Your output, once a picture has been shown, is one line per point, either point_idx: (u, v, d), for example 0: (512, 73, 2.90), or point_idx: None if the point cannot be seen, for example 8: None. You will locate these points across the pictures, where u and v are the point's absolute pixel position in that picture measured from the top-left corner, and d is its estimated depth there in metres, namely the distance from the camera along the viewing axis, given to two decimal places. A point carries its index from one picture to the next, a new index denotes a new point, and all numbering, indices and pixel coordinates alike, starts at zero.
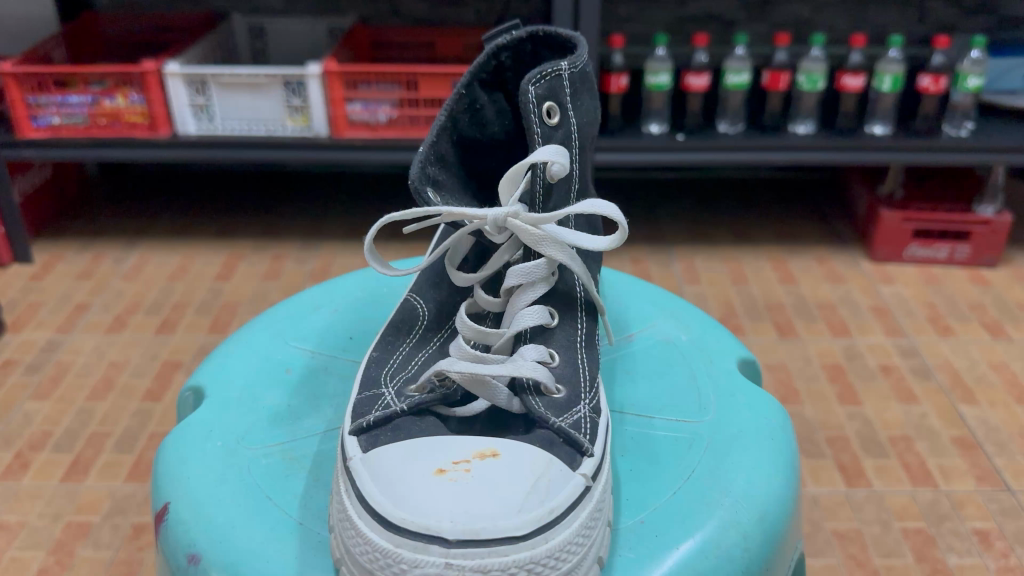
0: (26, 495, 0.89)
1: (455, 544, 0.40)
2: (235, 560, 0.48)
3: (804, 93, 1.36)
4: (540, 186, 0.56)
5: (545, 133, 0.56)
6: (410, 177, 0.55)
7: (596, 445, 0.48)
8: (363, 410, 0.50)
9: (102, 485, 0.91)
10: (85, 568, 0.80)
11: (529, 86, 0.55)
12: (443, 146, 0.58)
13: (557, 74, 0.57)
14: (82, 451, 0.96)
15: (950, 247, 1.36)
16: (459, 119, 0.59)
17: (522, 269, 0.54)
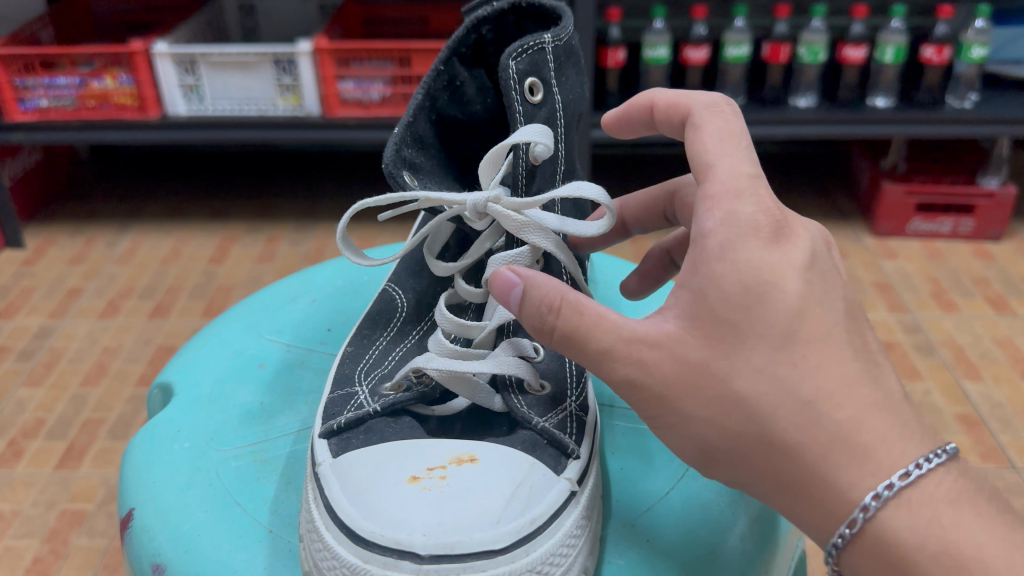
0: (18, 484, 0.87)
1: (427, 560, 0.37)
2: (200, 571, 0.46)
3: (805, 65, 1.32)
4: (523, 169, 0.53)
5: (528, 112, 0.53)
6: (384, 161, 0.52)
7: (583, 446, 0.45)
8: (335, 411, 0.47)
9: (96, 472, 0.88)
10: (80, 558, 0.78)
11: (509, 61, 0.51)
12: (420, 126, 0.55)
13: (540, 47, 0.53)
14: (76, 438, 0.93)
15: (954, 221, 1.33)
16: (437, 98, 0.56)
17: (504, 257, 0.51)
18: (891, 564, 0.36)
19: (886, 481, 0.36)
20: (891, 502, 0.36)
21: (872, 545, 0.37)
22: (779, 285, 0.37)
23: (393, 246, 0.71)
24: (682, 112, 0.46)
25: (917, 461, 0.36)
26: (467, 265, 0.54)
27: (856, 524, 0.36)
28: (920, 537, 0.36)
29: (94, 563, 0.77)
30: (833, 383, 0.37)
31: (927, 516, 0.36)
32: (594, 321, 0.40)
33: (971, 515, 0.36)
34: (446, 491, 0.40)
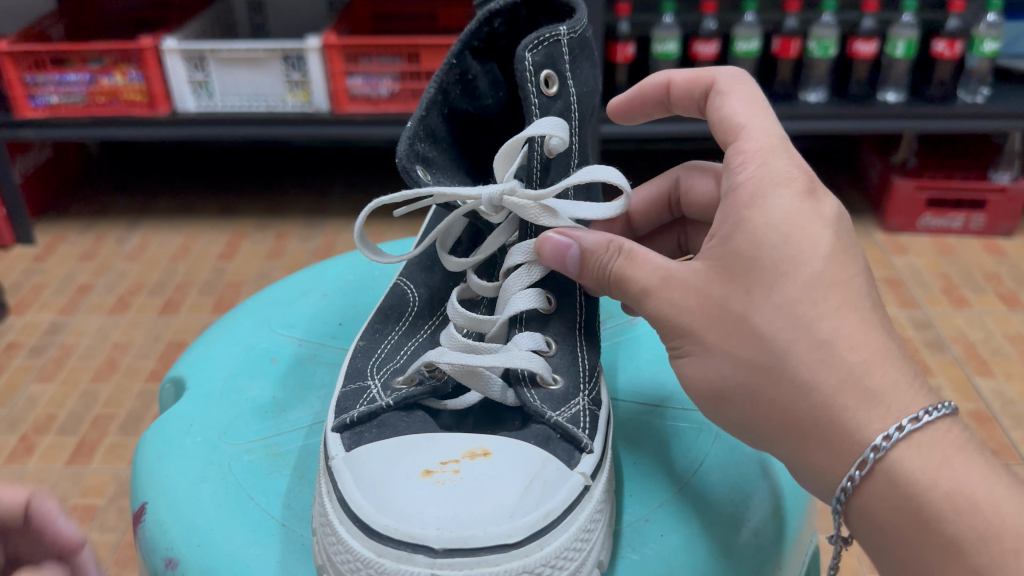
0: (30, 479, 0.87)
1: (441, 554, 0.37)
2: (212, 565, 0.46)
3: (815, 60, 1.31)
4: (538, 161, 0.52)
5: (544, 104, 0.53)
6: (398, 155, 0.51)
7: (596, 440, 0.45)
8: (347, 405, 0.47)
9: (108, 468, 0.89)
10: (92, 552, 0.78)
11: (526, 53, 0.51)
12: (432, 121, 0.55)
13: (556, 39, 0.53)
14: (87, 433, 0.94)
15: (965, 216, 1.32)
16: (450, 92, 0.56)
17: (524, 246, 0.51)
18: (897, 508, 0.37)
19: (895, 425, 0.37)
20: (904, 446, 0.37)
21: (881, 488, 0.38)
22: (807, 232, 0.40)
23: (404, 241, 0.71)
24: (703, 86, 0.51)
25: (926, 409, 0.38)
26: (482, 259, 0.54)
27: (866, 467, 0.38)
28: (930, 481, 0.37)
29: (105, 557, 0.77)
30: (851, 329, 0.39)
31: (939, 461, 0.37)
32: (642, 262, 0.45)
33: (981, 465, 0.37)
34: (459, 485, 0.40)
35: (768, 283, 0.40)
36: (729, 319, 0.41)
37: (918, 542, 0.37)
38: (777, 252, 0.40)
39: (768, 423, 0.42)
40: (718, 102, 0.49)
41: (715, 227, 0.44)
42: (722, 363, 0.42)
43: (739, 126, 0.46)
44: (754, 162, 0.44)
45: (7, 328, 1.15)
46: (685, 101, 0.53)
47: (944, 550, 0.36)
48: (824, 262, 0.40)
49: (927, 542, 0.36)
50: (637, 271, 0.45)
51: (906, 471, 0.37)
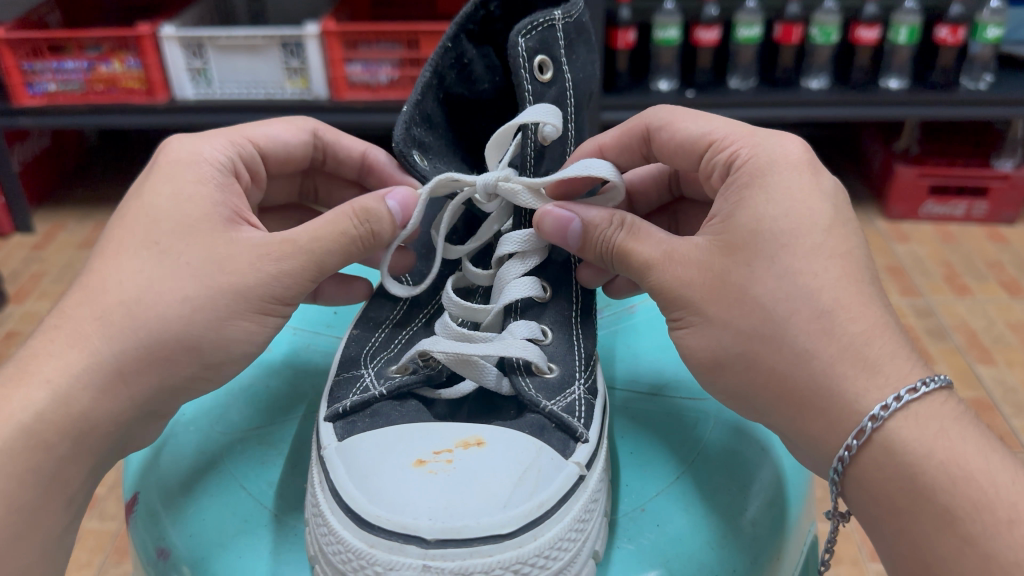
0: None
1: (433, 545, 0.36)
2: (204, 555, 0.45)
3: (817, 47, 1.30)
4: (532, 149, 0.52)
5: (538, 90, 0.52)
6: (394, 139, 0.51)
7: (591, 429, 0.44)
8: (340, 394, 0.46)
9: None
10: (92, 541, 0.78)
11: (519, 38, 0.50)
12: (429, 106, 0.54)
13: (550, 24, 0.52)
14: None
15: (968, 204, 1.31)
16: (445, 77, 0.55)
17: (516, 235, 0.50)
18: (891, 478, 0.37)
19: (893, 395, 0.37)
20: (901, 416, 0.37)
21: (877, 458, 0.37)
22: (807, 203, 0.42)
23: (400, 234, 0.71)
24: (638, 132, 0.52)
25: (923, 380, 0.38)
26: (478, 245, 0.53)
27: (864, 436, 0.37)
28: (925, 449, 0.36)
29: (106, 546, 0.77)
30: (850, 299, 0.40)
31: (934, 431, 0.37)
32: (647, 236, 0.45)
33: (977, 437, 0.37)
34: (453, 475, 0.39)
35: (771, 254, 0.41)
36: (731, 290, 0.41)
37: (911, 512, 0.36)
38: (784, 227, 0.41)
39: (765, 397, 0.42)
40: (664, 133, 0.50)
41: (715, 209, 0.44)
42: (721, 333, 0.42)
43: (703, 134, 0.48)
44: (740, 153, 0.45)
45: (6, 317, 1.15)
46: (623, 154, 0.54)
47: (935, 521, 0.35)
48: (825, 235, 0.41)
49: (919, 512, 0.36)
50: (644, 244, 0.45)
51: (903, 440, 0.37)
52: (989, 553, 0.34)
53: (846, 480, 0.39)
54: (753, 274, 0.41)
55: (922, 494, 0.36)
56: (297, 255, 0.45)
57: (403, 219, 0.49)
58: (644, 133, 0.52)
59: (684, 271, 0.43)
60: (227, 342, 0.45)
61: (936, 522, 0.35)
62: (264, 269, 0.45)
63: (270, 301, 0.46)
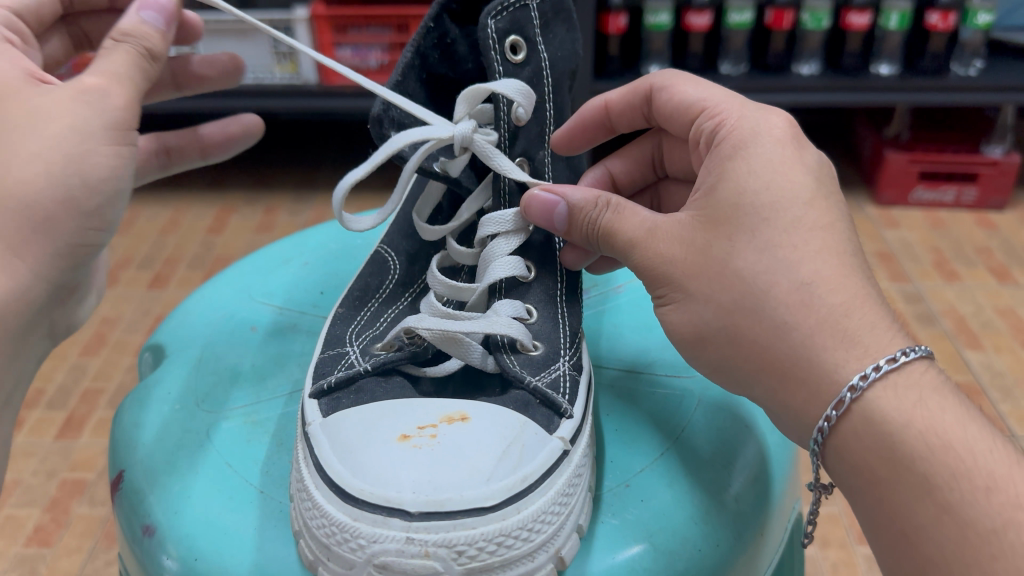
0: (19, 453, 0.86)
1: (417, 517, 0.36)
2: (190, 531, 0.45)
3: (808, 32, 1.29)
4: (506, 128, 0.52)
5: (509, 72, 0.51)
6: (371, 115, 0.51)
7: (576, 406, 0.45)
8: (325, 370, 0.46)
9: (98, 442, 0.88)
10: (81, 526, 0.77)
11: (488, 20, 0.50)
12: (412, 86, 0.54)
13: (522, 4, 0.51)
14: (75, 408, 0.93)
15: (957, 190, 1.32)
16: (428, 56, 0.55)
17: (499, 216, 0.50)
18: (872, 447, 0.37)
19: (873, 365, 0.37)
20: (881, 385, 0.37)
21: (857, 427, 0.37)
22: (789, 175, 0.42)
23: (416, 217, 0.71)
24: (642, 92, 0.55)
25: (904, 350, 0.38)
26: (464, 220, 0.53)
27: (843, 405, 0.38)
28: (905, 419, 0.36)
29: (95, 531, 0.77)
30: (831, 270, 0.39)
31: (913, 400, 0.37)
32: (632, 214, 0.46)
33: (956, 406, 0.37)
34: (437, 449, 0.39)
35: (753, 228, 0.41)
36: (714, 264, 0.42)
37: (891, 480, 0.36)
38: (765, 201, 0.41)
39: (748, 369, 0.42)
40: (664, 93, 0.52)
41: (699, 181, 0.45)
42: (703, 308, 0.42)
43: (697, 101, 0.49)
44: (726, 120, 0.46)
45: None
46: (626, 114, 0.56)
47: (914, 489, 0.35)
48: (809, 207, 0.41)
49: (898, 481, 0.36)
50: (629, 221, 0.45)
51: (882, 409, 0.37)
52: (966, 519, 0.34)
53: (827, 448, 0.39)
54: (734, 248, 0.41)
55: (901, 462, 0.36)
56: (111, 84, 0.44)
57: (167, 23, 0.47)
58: (646, 94, 0.54)
59: (667, 248, 0.44)
60: (93, 181, 0.43)
61: (915, 489, 0.35)
62: (85, 101, 0.43)
63: (117, 129, 0.44)
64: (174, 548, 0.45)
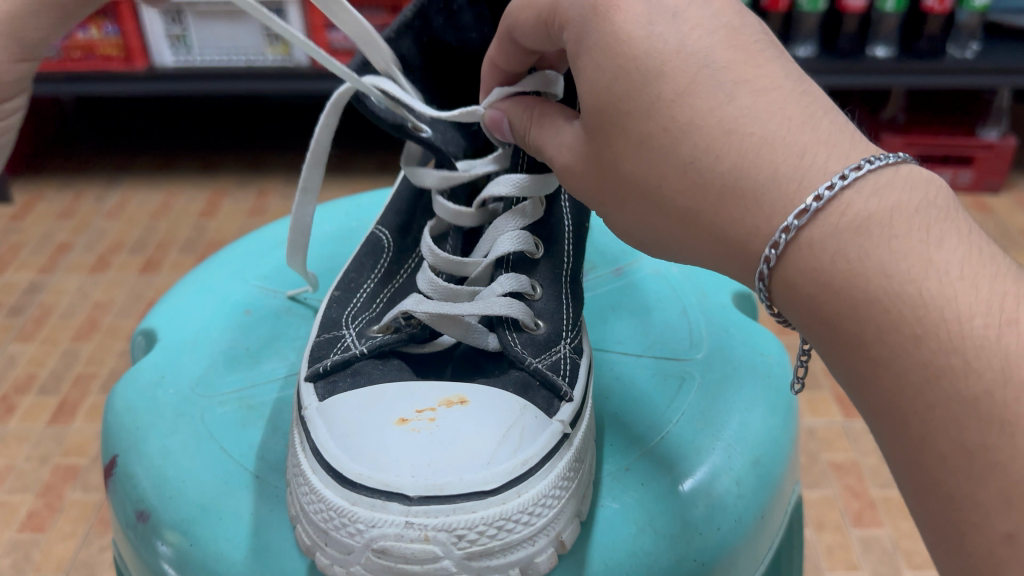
0: (11, 439, 0.85)
1: (416, 502, 0.36)
2: (185, 517, 0.45)
3: (804, 15, 1.26)
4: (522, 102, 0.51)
5: None
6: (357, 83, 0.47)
7: (576, 389, 0.44)
8: (321, 353, 0.46)
9: (91, 427, 0.87)
10: (76, 511, 0.77)
11: None
12: None
13: None
14: (68, 393, 0.92)
15: (953, 172, 1.31)
16: (431, 24, 0.52)
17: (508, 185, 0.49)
18: (815, 272, 0.32)
19: (838, 174, 0.32)
20: (853, 192, 0.32)
21: (809, 250, 0.33)
22: None
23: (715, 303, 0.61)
24: None
25: (868, 159, 0.33)
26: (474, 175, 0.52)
27: (790, 233, 0.33)
28: (896, 251, 0.31)
29: (89, 516, 0.76)
30: None
31: (909, 219, 0.31)
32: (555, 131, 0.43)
33: (939, 214, 0.32)
34: (435, 433, 0.38)
35: None
36: None
37: (854, 331, 0.32)
38: (711, 44, 0.36)
39: None
40: None
41: None
42: None
43: None
44: None
45: None
46: None
47: (883, 327, 0.31)
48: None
49: None
50: (551, 136, 0.43)
51: (858, 215, 0.32)
52: None
53: (772, 282, 0.34)
54: (721, 63, 0.36)
55: (855, 298, 0.31)
56: None
57: None
58: None
59: None
60: None
61: (896, 338, 0.30)
62: None
63: None
64: (169, 533, 0.44)
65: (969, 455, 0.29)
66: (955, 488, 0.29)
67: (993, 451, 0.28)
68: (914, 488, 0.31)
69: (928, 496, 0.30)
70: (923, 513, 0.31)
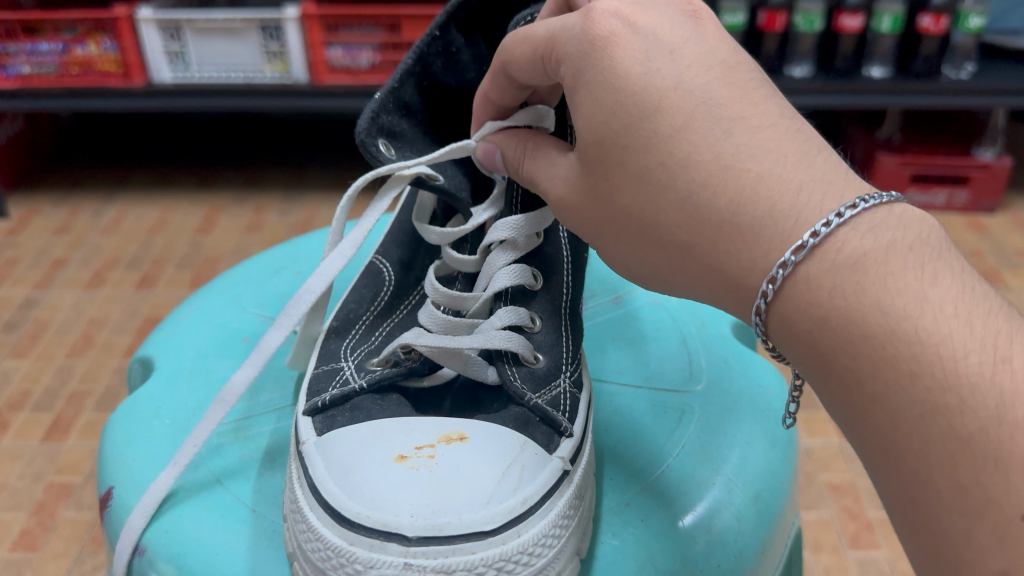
0: (4, 457, 0.85)
1: (415, 542, 0.35)
2: (180, 552, 0.44)
3: (800, 35, 1.27)
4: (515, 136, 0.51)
5: None
6: (358, 129, 0.48)
7: (576, 424, 0.44)
8: (319, 387, 0.45)
9: (85, 445, 0.86)
10: (68, 531, 0.76)
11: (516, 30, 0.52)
12: (408, 93, 0.52)
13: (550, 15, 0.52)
14: (63, 410, 0.91)
15: (948, 193, 1.32)
16: (431, 63, 0.53)
17: (508, 222, 0.49)
18: (811, 308, 0.32)
19: (830, 215, 0.32)
20: (849, 230, 0.32)
21: (806, 288, 0.33)
22: None
23: (714, 334, 0.61)
24: None
25: (862, 198, 0.33)
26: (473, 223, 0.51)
27: (787, 269, 0.33)
28: (891, 288, 0.30)
29: (82, 536, 0.75)
30: None
31: (904, 256, 0.31)
32: (544, 161, 0.43)
33: (931, 250, 0.32)
34: (434, 471, 0.38)
35: None
36: None
37: (848, 366, 0.31)
38: (708, 81, 0.36)
39: None
40: None
41: None
42: None
43: None
44: None
45: None
46: None
47: (877, 364, 0.30)
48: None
49: None
50: (545, 168, 0.43)
51: (852, 253, 0.32)
52: None
53: (769, 316, 0.34)
54: (718, 100, 0.35)
55: (850, 334, 0.31)
56: None
57: None
58: None
59: None
60: None
61: (890, 374, 0.30)
62: None
63: None
64: (163, 568, 0.44)
65: (963, 493, 0.28)
66: (953, 529, 0.29)
67: (991, 493, 0.28)
68: (911, 526, 0.31)
69: (923, 534, 0.30)
70: (919, 550, 0.31)
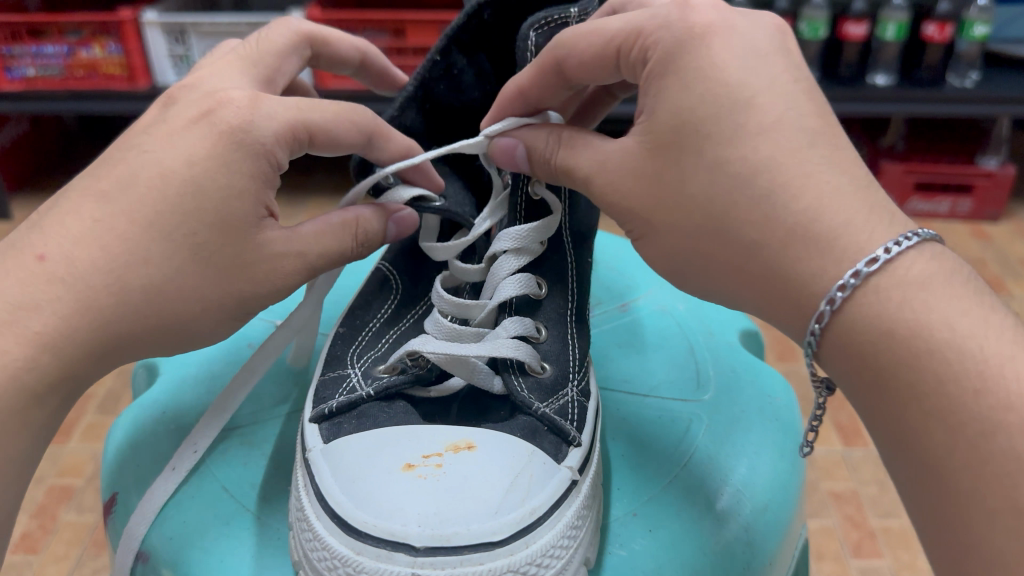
0: None
1: (422, 552, 0.35)
2: (184, 559, 0.44)
3: (804, 43, 1.26)
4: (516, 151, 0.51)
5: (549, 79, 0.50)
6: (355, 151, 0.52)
7: (584, 433, 0.43)
8: (325, 395, 0.45)
9: (86, 448, 0.86)
10: (69, 534, 0.76)
11: (530, 33, 0.48)
12: (410, 117, 0.53)
13: (565, 22, 0.49)
14: (64, 413, 0.91)
15: (952, 201, 1.31)
16: (433, 88, 0.53)
17: (514, 232, 0.49)
18: (875, 325, 0.34)
19: (882, 248, 0.34)
20: (908, 258, 0.34)
21: (859, 314, 0.34)
22: None
23: (721, 342, 0.61)
24: None
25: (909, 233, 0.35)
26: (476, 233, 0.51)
27: (853, 285, 0.34)
28: (950, 316, 0.33)
29: (83, 539, 0.75)
30: None
31: (956, 289, 0.34)
32: (583, 147, 0.43)
33: (970, 286, 0.34)
34: (442, 480, 0.38)
35: None
36: None
37: (909, 382, 0.33)
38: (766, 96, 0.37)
39: None
40: None
41: None
42: None
43: None
44: None
45: None
46: None
47: (940, 381, 0.32)
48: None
49: None
50: (584, 152, 0.43)
51: (916, 278, 0.34)
52: None
53: (824, 332, 0.36)
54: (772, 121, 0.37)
55: (914, 351, 0.33)
56: None
57: None
58: None
59: None
60: None
61: (953, 392, 0.32)
62: None
63: None
64: None
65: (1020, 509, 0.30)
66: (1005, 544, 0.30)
67: None
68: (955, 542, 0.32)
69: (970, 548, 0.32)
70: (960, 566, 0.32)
